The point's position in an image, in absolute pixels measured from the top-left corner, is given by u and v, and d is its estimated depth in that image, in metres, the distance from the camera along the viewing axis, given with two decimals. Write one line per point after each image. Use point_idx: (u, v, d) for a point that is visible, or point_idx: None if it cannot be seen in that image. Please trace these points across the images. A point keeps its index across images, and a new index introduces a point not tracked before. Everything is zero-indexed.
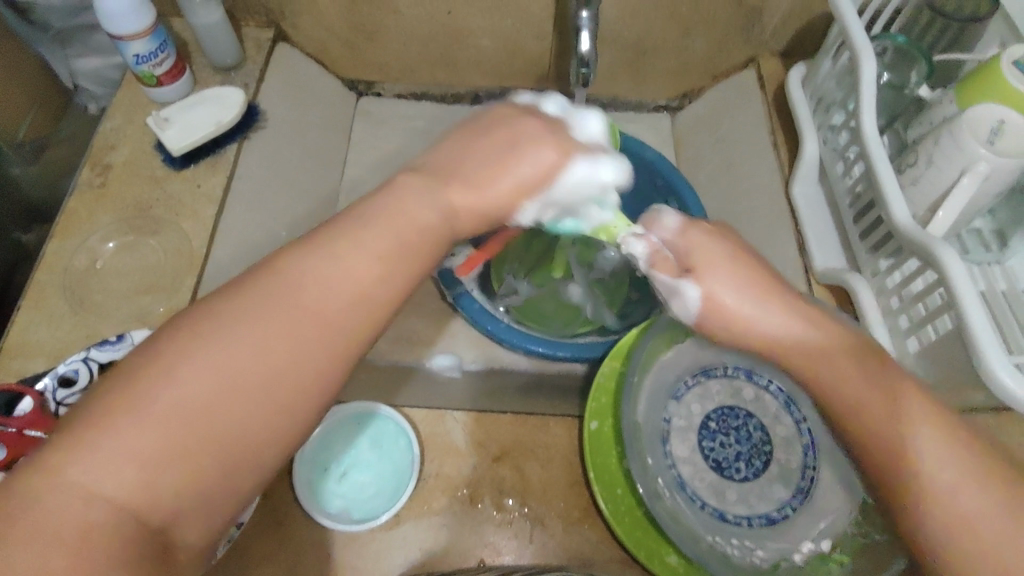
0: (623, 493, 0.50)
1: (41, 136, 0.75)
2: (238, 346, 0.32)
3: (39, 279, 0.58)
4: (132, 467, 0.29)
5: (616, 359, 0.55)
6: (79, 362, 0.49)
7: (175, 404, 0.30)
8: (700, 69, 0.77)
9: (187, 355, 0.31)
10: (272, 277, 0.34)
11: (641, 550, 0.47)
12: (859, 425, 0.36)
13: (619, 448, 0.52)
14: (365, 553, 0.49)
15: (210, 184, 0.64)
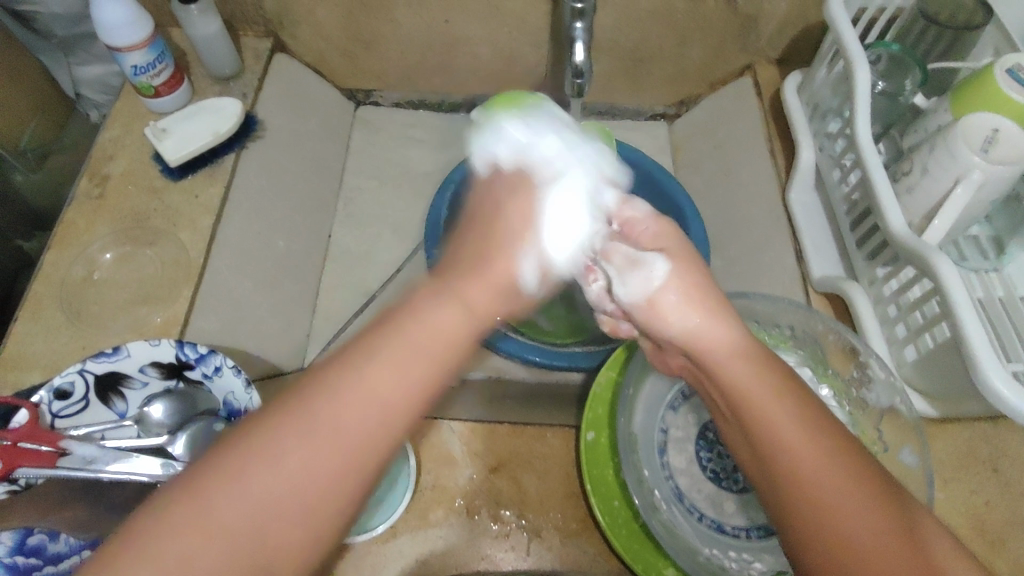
0: (620, 505, 0.49)
1: (42, 144, 0.75)
2: (323, 437, 0.30)
3: (37, 290, 0.58)
4: (204, 555, 0.27)
5: (613, 369, 0.55)
6: (75, 374, 0.48)
7: (256, 489, 0.29)
8: (696, 77, 0.77)
9: (278, 438, 0.30)
10: (353, 356, 0.33)
11: (638, 563, 0.47)
12: (778, 454, 0.34)
13: (616, 460, 0.51)
14: (361, 566, 0.49)
15: (208, 195, 0.64)
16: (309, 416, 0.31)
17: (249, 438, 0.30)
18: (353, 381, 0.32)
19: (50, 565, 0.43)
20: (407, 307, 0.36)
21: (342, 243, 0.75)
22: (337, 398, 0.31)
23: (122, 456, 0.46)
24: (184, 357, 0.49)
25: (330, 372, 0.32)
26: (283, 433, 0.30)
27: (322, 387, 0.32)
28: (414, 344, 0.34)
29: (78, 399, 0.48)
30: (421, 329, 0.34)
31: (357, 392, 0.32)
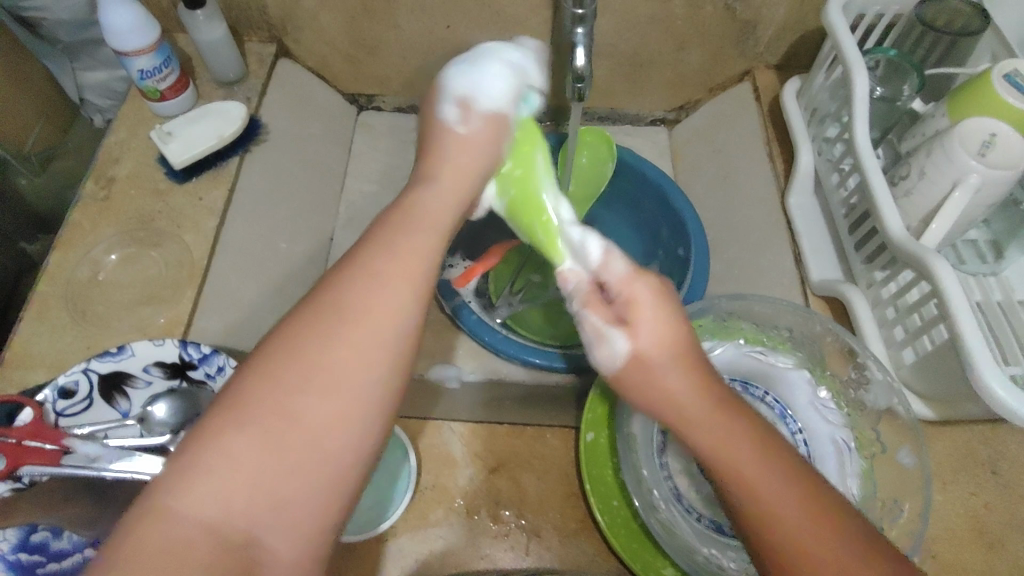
0: (619, 505, 0.50)
1: (48, 148, 0.76)
2: (324, 358, 0.31)
3: (43, 290, 0.58)
4: (226, 487, 0.28)
5: None
6: (79, 373, 0.48)
7: (268, 424, 0.30)
8: (696, 81, 0.78)
9: (282, 367, 0.31)
10: (351, 276, 0.33)
11: (637, 563, 0.47)
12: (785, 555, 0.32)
13: (615, 460, 0.52)
14: (361, 565, 0.49)
15: (211, 197, 0.64)
16: (308, 343, 0.31)
17: (267, 364, 0.31)
18: (340, 308, 0.32)
19: (53, 562, 0.44)
20: (391, 224, 0.37)
21: (344, 246, 0.76)
22: (326, 322, 0.32)
23: (126, 454, 0.46)
24: (188, 357, 0.50)
25: (326, 292, 0.33)
26: (289, 381, 0.30)
27: (315, 315, 0.32)
28: (395, 260, 0.35)
29: (82, 398, 0.49)
30: (406, 246, 0.35)
31: (349, 318, 0.32)
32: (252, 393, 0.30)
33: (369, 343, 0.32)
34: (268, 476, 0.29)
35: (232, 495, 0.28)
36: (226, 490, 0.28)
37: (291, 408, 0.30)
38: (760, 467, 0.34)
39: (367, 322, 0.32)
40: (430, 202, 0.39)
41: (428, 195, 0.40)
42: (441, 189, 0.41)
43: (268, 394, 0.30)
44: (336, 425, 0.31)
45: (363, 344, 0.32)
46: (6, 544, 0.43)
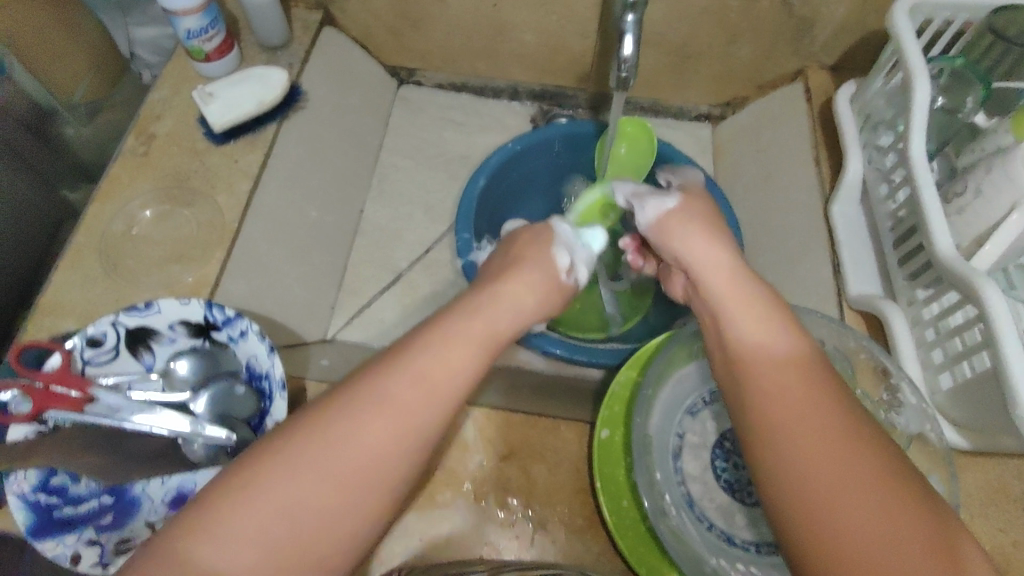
0: (629, 505, 0.49)
1: (97, 99, 0.77)
2: (352, 436, 0.33)
3: (78, 241, 0.59)
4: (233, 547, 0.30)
5: (634, 368, 0.54)
6: (108, 325, 0.49)
7: (281, 491, 0.31)
8: (746, 77, 0.76)
9: (315, 441, 0.32)
10: (383, 370, 0.35)
11: (642, 567, 0.46)
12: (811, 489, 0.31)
13: (629, 459, 0.51)
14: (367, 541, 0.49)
15: (247, 161, 0.65)
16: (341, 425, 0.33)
17: (299, 436, 0.33)
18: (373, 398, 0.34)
19: (68, 506, 0.45)
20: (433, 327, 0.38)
21: (374, 220, 0.76)
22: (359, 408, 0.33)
23: (146, 407, 0.47)
24: (212, 319, 0.50)
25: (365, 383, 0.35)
26: (306, 448, 0.32)
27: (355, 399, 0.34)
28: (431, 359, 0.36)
29: (109, 347, 0.49)
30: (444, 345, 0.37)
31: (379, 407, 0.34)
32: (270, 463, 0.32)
33: (382, 424, 0.33)
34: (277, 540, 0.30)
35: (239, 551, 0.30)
36: (245, 542, 0.30)
37: (313, 472, 0.32)
38: (815, 424, 0.33)
39: (387, 410, 0.34)
40: (471, 312, 0.40)
41: (467, 313, 0.40)
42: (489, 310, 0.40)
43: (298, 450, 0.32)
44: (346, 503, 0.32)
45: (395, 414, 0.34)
46: (27, 484, 0.44)
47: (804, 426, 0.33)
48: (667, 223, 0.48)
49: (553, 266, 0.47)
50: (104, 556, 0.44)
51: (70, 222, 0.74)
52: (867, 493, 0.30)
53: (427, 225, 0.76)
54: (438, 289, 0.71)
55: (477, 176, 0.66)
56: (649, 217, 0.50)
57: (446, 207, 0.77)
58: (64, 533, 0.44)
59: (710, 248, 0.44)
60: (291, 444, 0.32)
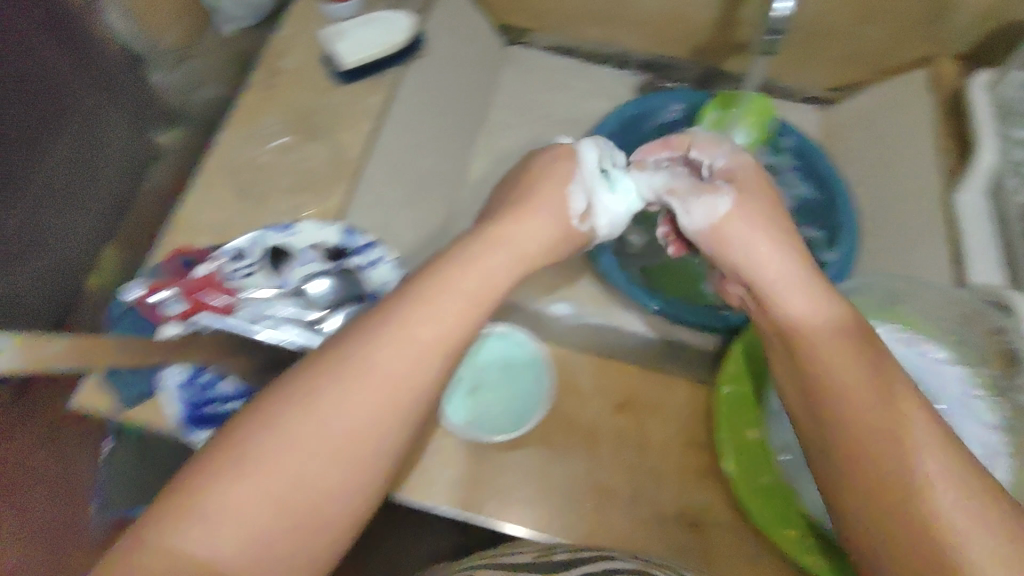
0: (752, 459, 0.49)
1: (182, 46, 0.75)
2: (336, 413, 0.32)
3: (213, 163, 0.62)
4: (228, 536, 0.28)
5: (759, 326, 0.53)
6: (253, 240, 0.52)
7: (267, 470, 0.30)
8: (867, 61, 0.75)
9: (285, 415, 0.31)
10: (365, 339, 0.34)
11: (767, 518, 0.46)
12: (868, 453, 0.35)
13: (753, 415, 0.51)
14: (483, 472, 0.50)
15: (369, 101, 0.66)
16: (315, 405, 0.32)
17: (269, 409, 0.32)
18: (348, 373, 0.33)
19: (213, 404, 0.48)
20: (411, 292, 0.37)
21: (479, 173, 0.77)
22: (332, 383, 0.33)
23: (283, 323, 0.49)
24: (349, 245, 0.52)
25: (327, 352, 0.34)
26: (282, 426, 0.31)
27: (322, 374, 0.33)
28: (418, 332, 0.35)
29: (250, 261, 0.51)
30: (443, 317, 0.36)
31: (355, 380, 0.33)
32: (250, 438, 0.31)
33: (368, 406, 0.33)
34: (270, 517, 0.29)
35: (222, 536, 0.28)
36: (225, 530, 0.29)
37: (296, 450, 0.31)
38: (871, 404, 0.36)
39: (379, 382, 0.33)
40: (460, 277, 0.39)
41: (458, 273, 0.39)
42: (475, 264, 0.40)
43: (259, 435, 0.31)
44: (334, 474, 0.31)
45: (378, 386, 0.33)
46: (179, 376, 0.48)
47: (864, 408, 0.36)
48: (724, 231, 0.47)
49: (566, 209, 0.49)
50: None
51: (155, 161, 0.75)
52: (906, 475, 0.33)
53: None
54: None
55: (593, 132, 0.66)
56: (697, 221, 0.49)
57: None
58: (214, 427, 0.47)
59: (791, 265, 0.44)
60: (290, 419, 0.31)
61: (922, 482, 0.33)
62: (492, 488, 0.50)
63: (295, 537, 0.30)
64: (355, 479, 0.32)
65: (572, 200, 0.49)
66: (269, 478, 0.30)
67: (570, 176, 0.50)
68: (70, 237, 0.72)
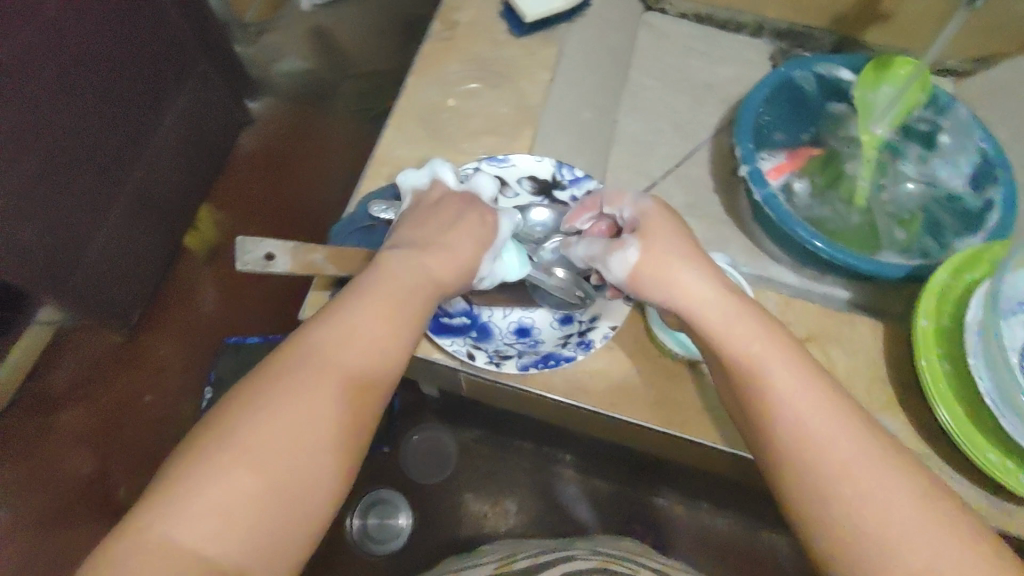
0: (945, 388, 0.51)
1: None
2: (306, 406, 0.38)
3: (405, 105, 0.67)
4: (213, 521, 0.34)
5: (949, 267, 0.54)
6: (471, 169, 0.56)
7: (252, 458, 0.36)
8: (1012, 31, 0.75)
9: (267, 408, 0.37)
10: (316, 334, 0.41)
11: (966, 441, 0.49)
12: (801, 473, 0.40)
13: (942, 349, 0.52)
14: (678, 392, 0.53)
15: (545, 54, 0.71)
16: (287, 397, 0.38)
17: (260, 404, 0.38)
18: (302, 365, 0.39)
19: (447, 316, 0.53)
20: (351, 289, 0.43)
21: (627, 130, 0.80)
22: (305, 380, 0.39)
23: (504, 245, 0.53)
24: (559, 177, 0.56)
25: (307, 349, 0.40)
26: (268, 417, 0.37)
27: (291, 371, 0.39)
28: (352, 318, 0.41)
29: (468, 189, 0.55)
30: (380, 309, 0.42)
31: (318, 373, 0.39)
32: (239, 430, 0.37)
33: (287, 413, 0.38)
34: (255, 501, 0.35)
35: (210, 517, 0.34)
36: (210, 512, 0.34)
37: (246, 468, 0.36)
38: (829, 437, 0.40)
39: (315, 402, 0.38)
40: (402, 276, 0.45)
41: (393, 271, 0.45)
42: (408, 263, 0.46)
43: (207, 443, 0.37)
44: (315, 463, 0.37)
45: (331, 375, 0.39)
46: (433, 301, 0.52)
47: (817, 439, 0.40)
48: (642, 279, 0.48)
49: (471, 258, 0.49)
50: (492, 357, 0.51)
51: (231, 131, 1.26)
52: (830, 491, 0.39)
53: (675, 141, 0.80)
54: (690, 200, 0.75)
55: (763, 85, 0.68)
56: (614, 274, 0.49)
57: (691, 128, 0.81)
58: (453, 336, 0.52)
59: (698, 281, 0.46)
60: (267, 414, 0.37)
61: (838, 494, 0.38)
62: (690, 406, 0.53)
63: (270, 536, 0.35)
64: (304, 500, 0.37)
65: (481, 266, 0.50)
66: (221, 505, 0.35)
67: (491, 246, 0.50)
68: (152, 172, 1.09)
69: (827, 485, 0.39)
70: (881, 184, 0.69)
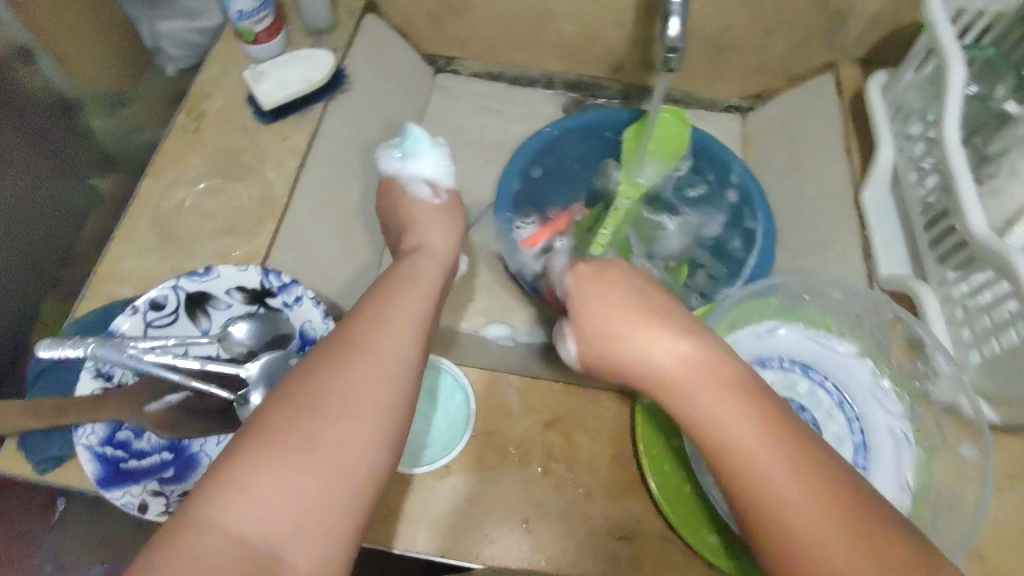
0: (672, 469, 0.50)
1: (121, 91, 0.85)
2: (364, 388, 0.34)
3: (136, 210, 0.62)
4: (267, 511, 0.30)
5: None
6: (169, 288, 0.51)
7: (318, 440, 0.32)
8: (776, 70, 0.77)
9: (318, 385, 0.34)
10: (357, 316, 0.38)
11: (683, 526, 0.47)
12: (756, 483, 0.32)
13: (671, 425, 0.51)
14: (410, 500, 0.50)
15: (296, 139, 0.68)
16: (338, 383, 0.34)
17: (309, 382, 0.34)
18: (349, 347, 0.36)
19: (133, 459, 0.47)
20: (389, 285, 0.41)
21: None
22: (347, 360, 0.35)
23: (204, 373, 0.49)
24: (268, 284, 0.52)
25: (340, 333, 0.37)
26: (329, 395, 0.33)
27: (334, 356, 0.35)
28: (393, 308, 0.39)
29: (170, 310, 0.51)
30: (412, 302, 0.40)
31: (372, 358, 0.36)
32: (289, 409, 0.33)
33: (349, 395, 0.34)
34: (317, 492, 0.31)
35: (274, 506, 0.30)
36: (259, 497, 0.30)
37: (296, 452, 0.31)
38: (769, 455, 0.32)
39: (375, 379, 0.35)
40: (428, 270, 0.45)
41: (425, 266, 0.45)
42: (425, 260, 0.46)
43: (283, 404, 0.33)
44: (368, 455, 0.33)
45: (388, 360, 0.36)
46: (94, 437, 0.46)
47: (758, 451, 0.32)
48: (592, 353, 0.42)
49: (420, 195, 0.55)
50: (170, 504, 0.45)
51: (97, 204, 0.81)
52: (803, 501, 0.31)
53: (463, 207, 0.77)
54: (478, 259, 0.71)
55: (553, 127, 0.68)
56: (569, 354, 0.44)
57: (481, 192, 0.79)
58: (129, 483, 0.46)
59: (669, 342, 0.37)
60: (325, 390, 0.34)
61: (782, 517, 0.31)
62: (422, 517, 0.49)
63: (326, 537, 0.30)
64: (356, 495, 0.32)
65: (418, 190, 0.56)
66: (280, 493, 0.30)
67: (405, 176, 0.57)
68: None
69: (761, 497, 0.31)
70: (650, 237, 0.68)
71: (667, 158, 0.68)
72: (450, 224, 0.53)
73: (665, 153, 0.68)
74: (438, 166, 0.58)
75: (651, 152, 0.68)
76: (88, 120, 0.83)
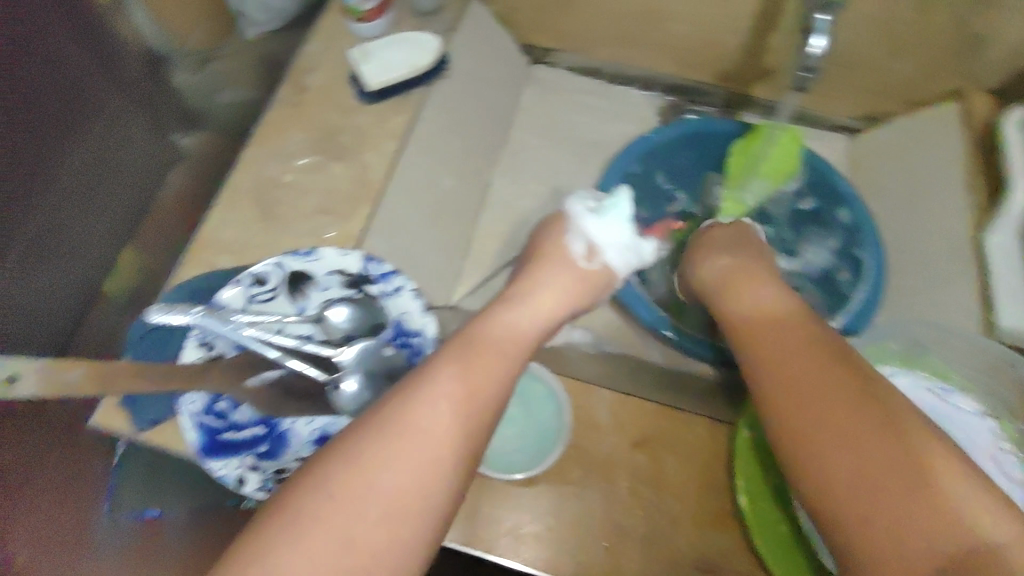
0: (769, 506, 0.48)
1: (205, 51, 0.80)
2: (412, 456, 0.35)
3: (238, 181, 0.63)
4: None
5: None
6: (273, 266, 0.52)
7: (359, 508, 0.32)
8: (896, 92, 0.73)
9: (372, 443, 0.35)
10: (429, 368, 0.39)
11: (780, 567, 0.45)
12: (873, 492, 0.34)
13: (771, 459, 0.49)
14: (495, 506, 0.49)
15: (396, 122, 0.66)
16: (388, 449, 0.34)
17: (365, 443, 0.35)
18: (409, 410, 0.36)
19: (231, 430, 0.47)
20: (470, 337, 0.42)
21: (500, 195, 0.76)
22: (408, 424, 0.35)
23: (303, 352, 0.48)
24: (369, 271, 0.52)
25: (412, 385, 0.38)
26: (381, 456, 0.34)
27: (396, 417, 0.36)
28: (466, 363, 0.39)
29: (271, 287, 0.52)
30: (487, 358, 0.41)
31: (428, 422, 0.36)
32: (342, 472, 0.33)
33: (426, 445, 0.35)
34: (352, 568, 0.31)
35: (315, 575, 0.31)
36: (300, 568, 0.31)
37: (337, 520, 0.32)
38: (884, 454, 0.35)
39: (430, 443, 0.35)
40: (518, 323, 0.45)
41: (510, 314, 0.46)
42: (521, 309, 0.47)
43: (339, 467, 0.34)
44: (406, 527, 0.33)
45: (446, 424, 0.36)
46: (197, 406, 0.48)
47: (877, 462, 0.35)
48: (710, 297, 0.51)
49: (570, 252, 0.54)
50: (265, 482, 0.46)
51: (177, 161, 0.75)
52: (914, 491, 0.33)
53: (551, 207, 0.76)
54: None
55: (658, 133, 0.67)
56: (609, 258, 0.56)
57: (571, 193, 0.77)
58: (227, 455, 0.47)
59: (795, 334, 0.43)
60: (374, 455, 0.34)
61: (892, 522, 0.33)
62: (506, 524, 0.49)
63: None
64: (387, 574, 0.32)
65: (573, 246, 0.55)
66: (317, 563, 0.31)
67: (573, 228, 0.56)
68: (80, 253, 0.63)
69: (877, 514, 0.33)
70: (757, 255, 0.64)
71: (779, 176, 0.64)
72: (581, 284, 0.53)
73: (775, 171, 0.64)
74: (617, 237, 0.56)
75: (758, 171, 0.64)
76: (173, 76, 0.76)
